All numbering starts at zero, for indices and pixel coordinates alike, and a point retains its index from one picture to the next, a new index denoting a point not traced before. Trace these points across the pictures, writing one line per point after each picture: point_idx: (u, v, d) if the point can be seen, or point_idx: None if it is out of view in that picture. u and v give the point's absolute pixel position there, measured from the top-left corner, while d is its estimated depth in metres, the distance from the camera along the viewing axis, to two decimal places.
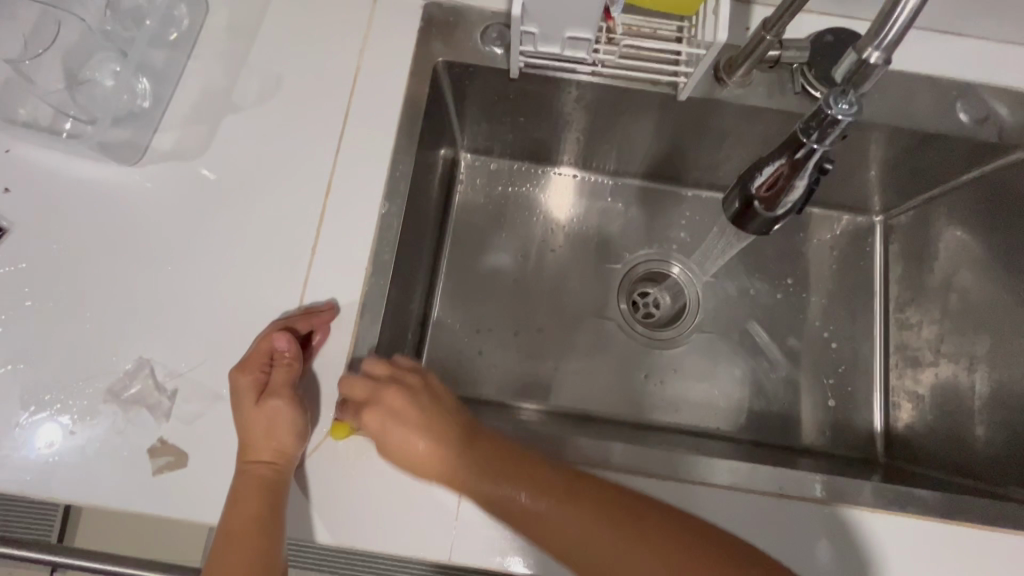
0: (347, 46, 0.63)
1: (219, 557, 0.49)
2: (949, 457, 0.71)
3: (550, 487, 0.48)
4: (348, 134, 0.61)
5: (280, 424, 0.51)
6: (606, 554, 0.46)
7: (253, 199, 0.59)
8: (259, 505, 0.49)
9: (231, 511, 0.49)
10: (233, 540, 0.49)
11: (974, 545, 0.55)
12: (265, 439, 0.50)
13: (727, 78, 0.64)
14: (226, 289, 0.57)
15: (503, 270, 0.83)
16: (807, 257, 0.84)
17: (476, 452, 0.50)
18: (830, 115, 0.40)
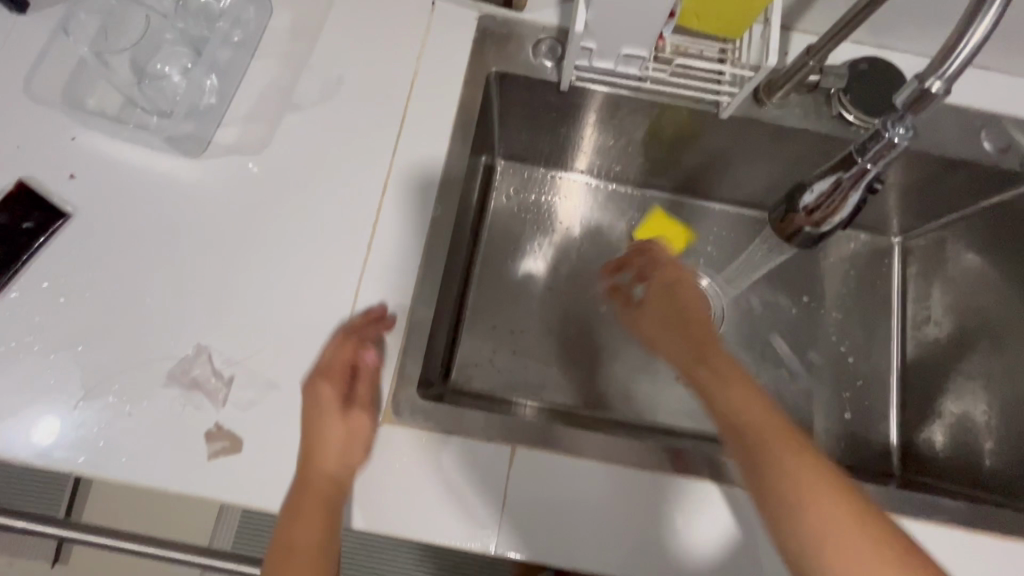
0: (405, 52, 0.66)
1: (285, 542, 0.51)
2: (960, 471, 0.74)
3: (755, 446, 0.54)
4: (405, 136, 0.63)
5: (359, 438, 0.54)
6: (820, 520, 0.49)
7: (311, 196, 0.61)
8: (323, 528, 0.51)
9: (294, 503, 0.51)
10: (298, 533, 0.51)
11: (993, 554, 0.57)
12: (342, 454, 0.53)
13: (766, 100, 0.67)
14: (283, 281, 0.58)
15: (535, 274, 0.85)
16: (828, 274, 0.87)
17: (739, 391, 0.59)
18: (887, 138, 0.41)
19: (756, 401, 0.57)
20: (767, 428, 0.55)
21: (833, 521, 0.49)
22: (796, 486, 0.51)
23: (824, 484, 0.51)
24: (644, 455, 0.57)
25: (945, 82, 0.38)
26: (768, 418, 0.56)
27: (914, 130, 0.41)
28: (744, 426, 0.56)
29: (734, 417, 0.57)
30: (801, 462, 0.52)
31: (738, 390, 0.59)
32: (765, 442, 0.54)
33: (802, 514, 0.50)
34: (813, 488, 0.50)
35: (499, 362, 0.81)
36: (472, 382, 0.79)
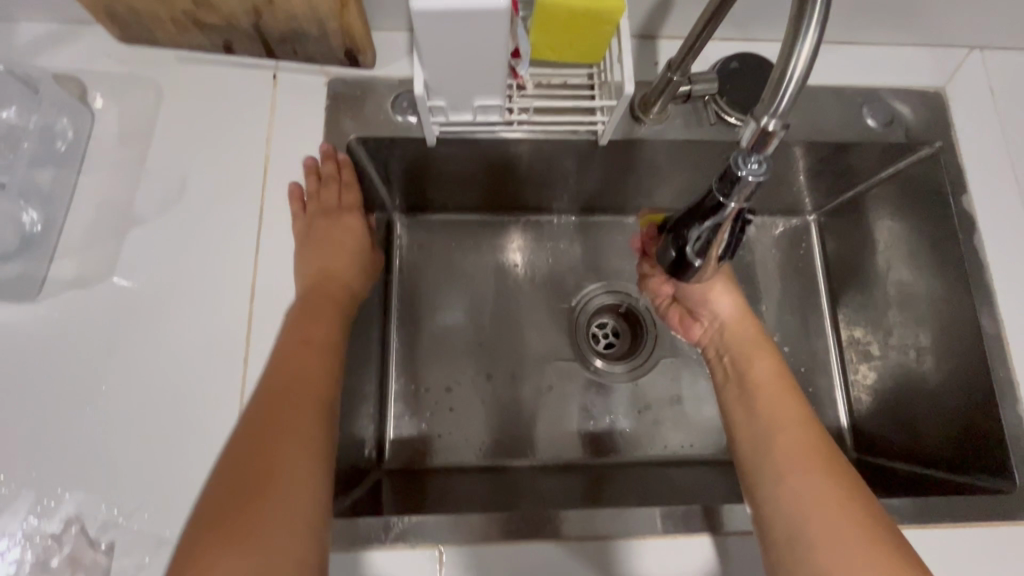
0: (252, 135, 0.60)
1: (298, 386, 0.48)
2: (913, 454, 0.71)
3: (824, 454, 0.51)
4: (266, 230, 0.58)
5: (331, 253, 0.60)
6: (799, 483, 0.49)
7: (170, 317, 0.55)
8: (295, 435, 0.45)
9: (301, 331, 0.53)
10: (306, 317, 0.54)
11: (951, 544, 0.56)
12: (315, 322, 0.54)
13: (645, 117, 0.64)
14: (155, 418, 0.53)
15: (456, 326, 0.81)
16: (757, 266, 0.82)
17: (781, 402, 0.55)
18: (738, 177, 0.38)
19: (791, 402, 0.55)
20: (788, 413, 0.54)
21: (836, 542, 0.45)
22: (805, 479, 0.49)
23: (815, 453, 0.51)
24: (611, 521, 0.54)
25: (779, 118, 0.35)
26: (817, 459, 0.50)
27: (768, 164, 0.38)
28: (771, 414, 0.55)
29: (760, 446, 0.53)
30: (800, 419, 0.54)
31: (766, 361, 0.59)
32: (775, 427, 0.54)
33: (820, 517, 0.46)
34: (788, 458, 0.51)
35: (433, 431, 0.76)
36: (409, 459, 0.74)
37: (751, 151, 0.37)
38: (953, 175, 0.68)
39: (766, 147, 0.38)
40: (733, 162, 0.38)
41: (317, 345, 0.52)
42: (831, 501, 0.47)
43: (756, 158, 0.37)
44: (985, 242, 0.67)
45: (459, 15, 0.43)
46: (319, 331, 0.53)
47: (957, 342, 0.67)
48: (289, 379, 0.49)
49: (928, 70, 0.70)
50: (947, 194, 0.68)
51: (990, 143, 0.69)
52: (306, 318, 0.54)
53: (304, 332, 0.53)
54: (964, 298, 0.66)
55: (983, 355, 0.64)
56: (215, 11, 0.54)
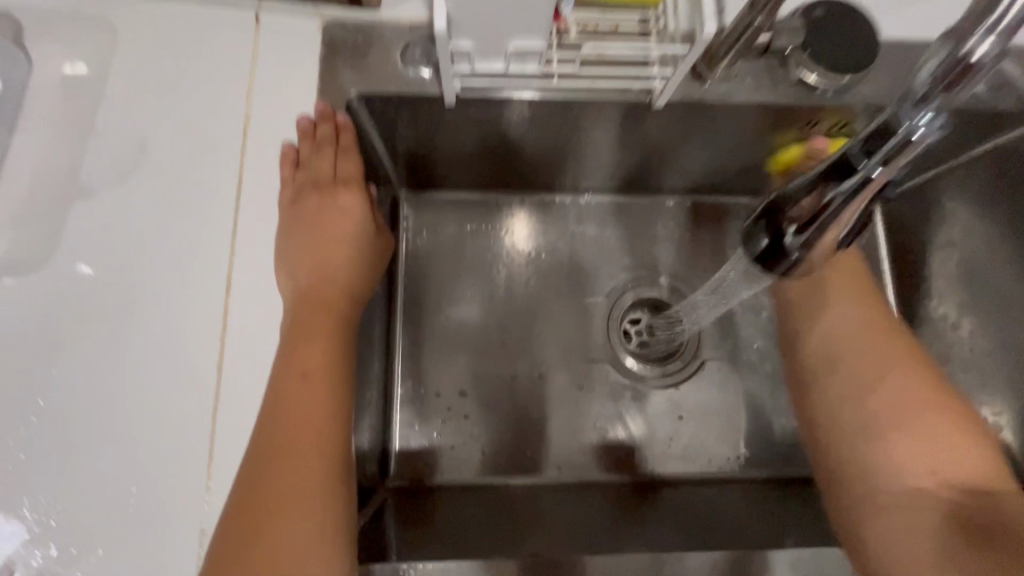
0: (228, 89, 0.49)
1: (300, 436, 0.41)
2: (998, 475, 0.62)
3: (952, 435, 0.47)
4: (246, 206, 0.47)
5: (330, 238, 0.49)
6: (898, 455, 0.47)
7: (126, 313, 0.44)
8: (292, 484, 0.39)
9: (295, 356, 0.43)
10: (301, 339, 0.44)
11: None
12: (308, 338, 0.44)
13: (708, 74, 0.52)
14: (107, 440, 0.42)
15: (471, 322, 0.70)
16: None
17: (896, 382, 0.50)
18: (907, 121, 0.33)
19: (914, 372, 0.50)
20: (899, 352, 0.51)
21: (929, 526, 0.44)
22: (931, 452, 0.46)
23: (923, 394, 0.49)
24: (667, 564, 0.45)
25: (992, 43, 0.32)
26: (948, 442, 0.46)
27: (947, 126, 0.33)
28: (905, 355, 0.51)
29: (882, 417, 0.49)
30: (928, 398, 0.48)
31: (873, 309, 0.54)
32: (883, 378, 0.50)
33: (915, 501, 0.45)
34: (900, 411, 0.48)
35: (445, 441, 0.66)
36: (417, 472, 0.65)
37: (936, 88, 0.33)
38: None
39: (952, 90, 0.33)
40: (901, 104, 0.34)
41: (314, 377, 0.43)
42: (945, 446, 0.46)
43: (937, 94, 0.33)
44: None
45: None
46: (318, 355, 0.43)
47: None
48: (287, 428, 0.41)
49: None
50: None
51: None
52: (299, 338, 0.44)
53: (298, 359, 0.43)
54: None
55: None
56: None
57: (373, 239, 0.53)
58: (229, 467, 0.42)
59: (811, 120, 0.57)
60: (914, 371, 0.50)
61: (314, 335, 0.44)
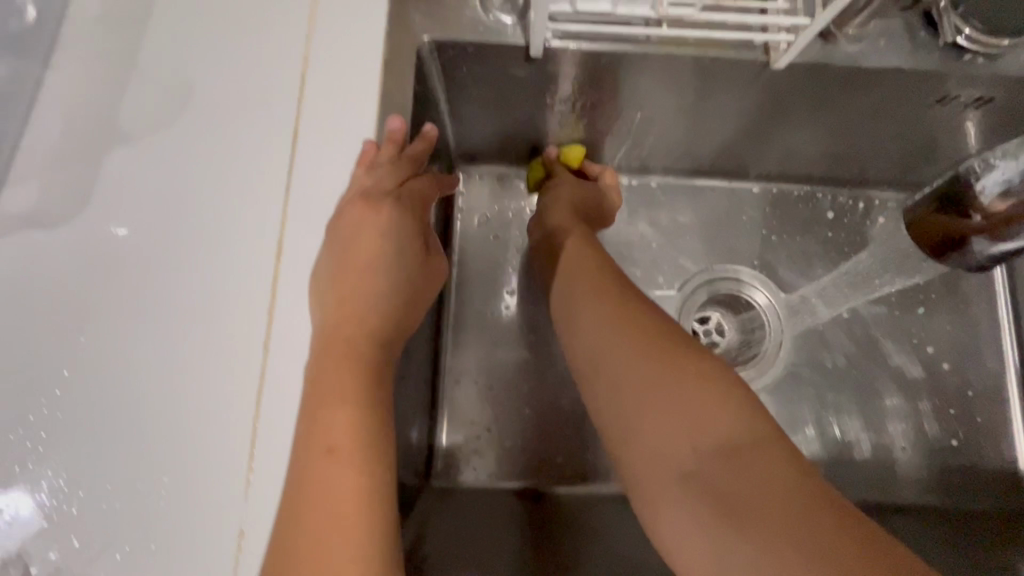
0: (286, 27, 0.43)
1: (318, 513, 0.33)
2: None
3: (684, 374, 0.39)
4: (300, 160, 0.41)
5: (364, 254, 0.41)
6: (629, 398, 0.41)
7: (164, 278, 0.39)
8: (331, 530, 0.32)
9: (323, 427, 0.35)
10: (328, 384, 0.36)
11: None
12: (337, 394, 0.36)
13: (838, 32, 0.45)
14: (136, 419, 0.37)
15: (528, 311, 0.63)
16: (905, 264, 0.66)
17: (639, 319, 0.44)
18: None
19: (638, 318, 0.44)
20: (639, 347, 0.41)
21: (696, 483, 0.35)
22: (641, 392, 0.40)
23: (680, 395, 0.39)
24: None
25: None
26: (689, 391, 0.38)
27: None
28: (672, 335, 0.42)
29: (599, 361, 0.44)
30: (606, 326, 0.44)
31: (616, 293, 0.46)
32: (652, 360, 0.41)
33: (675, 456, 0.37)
34: (641, 409, 0.39)
35: (495, 439, 0.60)
36: (467, 473, 0.59)
37: None
38: None
39: None
40: None
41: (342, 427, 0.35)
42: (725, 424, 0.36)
43: None
44: None
45: None
46: (352, 428, 0.35)
47: None
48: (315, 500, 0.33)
49: None
50: None
51: None
52: (321, 399, 0.36)
53: (319, 430, 0.35)
54: None
55: None
56: None
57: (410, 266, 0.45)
58: (271, 463, 0.36)
59: (946, 92, 0.49)
60: (638, 319, 0.44)
61: (337, 397, 0.36)
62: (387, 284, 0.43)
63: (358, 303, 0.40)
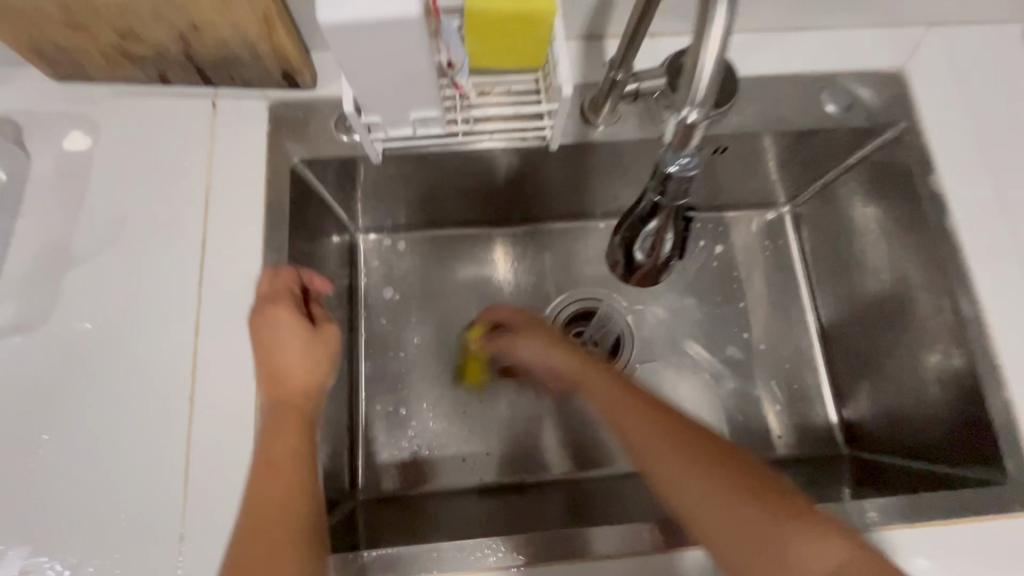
0: (192, 166, 0.59)
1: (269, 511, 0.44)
2: (923, 452, 0.65)
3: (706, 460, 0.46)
4: (211, 261, 0.56)
5: (279, 331, 0.52)
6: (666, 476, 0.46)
7: (115, 360, 0.53)
8: (286, 512, 0.44)
9: (262, 448, 0.47)
10: (276, 425, 0.48)
11: (1002, 537, 0.53)
12: (283, 433, 0.48)
13: (594, 118, 0.62)
14: (100, 464, 0.51)
15: (421, 343, 0.76)
16: (741, 264, 0.80)
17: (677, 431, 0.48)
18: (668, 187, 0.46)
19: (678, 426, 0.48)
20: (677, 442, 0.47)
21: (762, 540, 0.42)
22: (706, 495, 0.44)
23: (717, 487, 0.45)
24: (542, 546, 0.52)
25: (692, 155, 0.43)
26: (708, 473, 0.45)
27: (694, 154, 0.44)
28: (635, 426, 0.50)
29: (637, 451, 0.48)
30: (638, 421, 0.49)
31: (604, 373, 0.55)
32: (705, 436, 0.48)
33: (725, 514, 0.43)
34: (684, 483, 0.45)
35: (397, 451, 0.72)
36: (390, 487, 0.70)
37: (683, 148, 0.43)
38: (919, 155, 0.64)
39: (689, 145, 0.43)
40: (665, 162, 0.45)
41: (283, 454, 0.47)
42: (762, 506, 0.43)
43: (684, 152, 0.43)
44: (960, 222, 0.62)
45: (369, 28, 0.39)
46: (286, 448, 0.47)
47: (924, 333, 0.63)
48: (262, 509, 0.44)
49: (889, 47, 0.67)
50: (920, 174, 0.63)
51: (962, 115, 0.65)
52: (275, 432, 0.48)
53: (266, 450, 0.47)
54: (953, 281, 0.60)
55: (965, 342, 0.59)
56: (142, 42, 0.54)
57: (327, 340, 0.54)
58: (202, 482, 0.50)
59: (695, 147, 0.66)
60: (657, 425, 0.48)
61: (280, 428, 0.48)
62: (316, 350, 0.53)
63: (281, 366, 0.51)
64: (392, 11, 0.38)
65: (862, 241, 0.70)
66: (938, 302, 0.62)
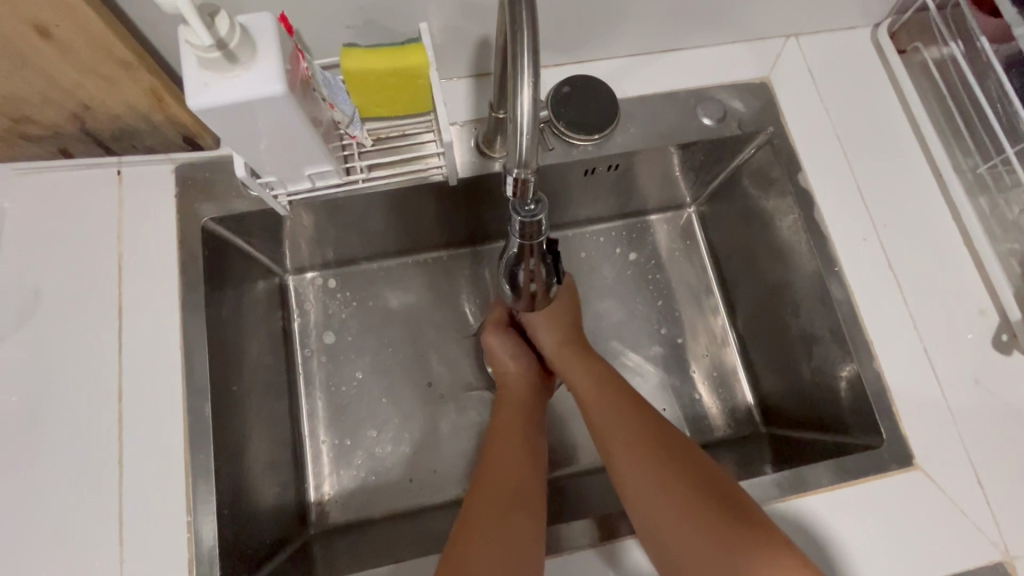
0: (102, 235, 0.61)
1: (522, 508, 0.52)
2: (827, 423, 0.70)
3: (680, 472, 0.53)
4: (129, 327, 0.58)
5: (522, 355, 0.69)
6: (645, 497, 0.52)
7: (40, 433, 0.54)
8: (506, 518, 0.51)
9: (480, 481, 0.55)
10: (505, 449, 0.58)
11: (881, 492, 0.59)
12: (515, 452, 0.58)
13: (490, 151, 0.66)
14: (32, 540, 0.52)
15: (360, 375, 0.79)
16: (656, 264, 0.85)
17: (655, 449, 0.55)
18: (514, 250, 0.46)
19: (651, 448, 0.55)
20: (662, 461, 0.54)
21: (694, 549, 0.48)
22: (670, 512, 0.50)
23: (698, 507, 0.50)
24: None
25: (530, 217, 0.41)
26: (680, 483, 0.52)
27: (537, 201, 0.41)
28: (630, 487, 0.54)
29: (626, 475, 0.55)
30: (631, 447, 0.56)
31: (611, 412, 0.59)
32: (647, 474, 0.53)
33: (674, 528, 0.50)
34: (663, 497, 0.51)
35: (345, 481, 0.74)
36: (341, 517, 0.73)
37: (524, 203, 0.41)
38: (789, 157, 0.70)
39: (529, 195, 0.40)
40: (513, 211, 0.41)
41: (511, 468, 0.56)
42: (687, 520, 0.50)
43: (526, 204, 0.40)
44: (826, 215, 0.68)
45: (238, 105, 0.42)
46: (503, 470, 0.56)
47: (810, 317, 0.70)
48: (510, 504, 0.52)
49: (754, 60, 0.73)
50: (791, 174, 0.70)
51: (822, 117, 0.72)
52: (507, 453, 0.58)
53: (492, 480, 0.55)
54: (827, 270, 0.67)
55: (838, 323, 0.66)
56: (35, 124, 0.55)
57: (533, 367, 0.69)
58: (137, 543, 0.52)
59: (589, 167, 0.71)
60: (657, 444, 0.55)
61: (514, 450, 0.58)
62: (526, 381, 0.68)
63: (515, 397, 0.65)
64: (255, 92, 0.41)
65: (754, 237, 0.76)
66: (818, 289, 0.68)
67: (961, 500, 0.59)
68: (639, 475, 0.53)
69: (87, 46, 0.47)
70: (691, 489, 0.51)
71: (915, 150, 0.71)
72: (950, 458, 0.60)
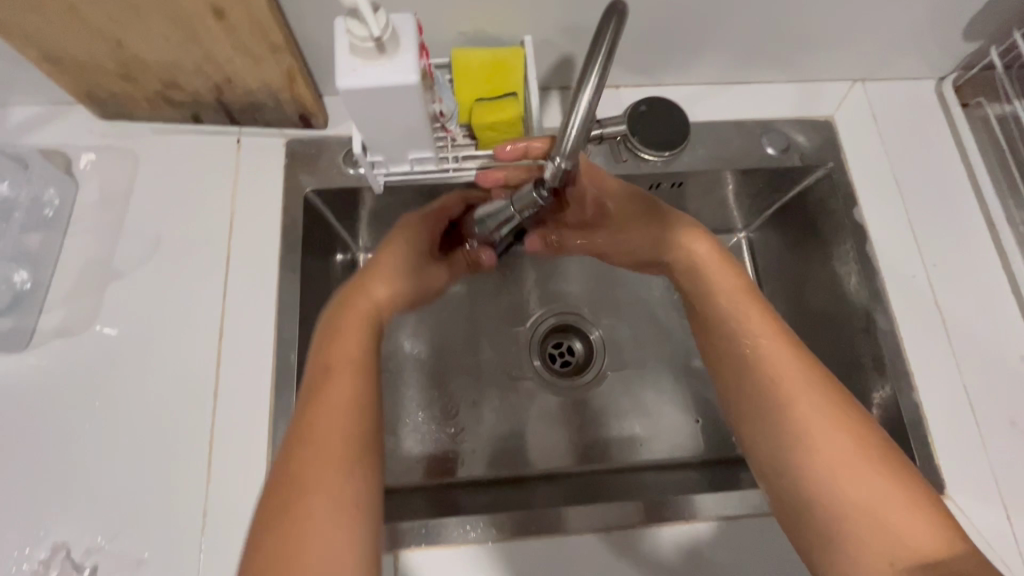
0: (218, 194, 0.68)
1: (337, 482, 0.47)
2: None
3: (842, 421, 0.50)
4: (234, 276, 0.65)
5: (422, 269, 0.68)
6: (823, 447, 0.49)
7: (150, 358, 0.62)
8: (335, 483, 0.47)
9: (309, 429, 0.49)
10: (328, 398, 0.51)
11: None
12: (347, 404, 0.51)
13: None
14: (135, 450, 0.58)
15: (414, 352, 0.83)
16: None
17: (823, 391, 0.52)
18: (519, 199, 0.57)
19: (818, 383, 0.52)
20: (823, 401, 0.51)
21: (866, 492, 0.47)
22: (843, 455, 0.49)
23: (847, 443, 0.49)
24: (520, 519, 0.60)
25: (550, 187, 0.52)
26: (840, 429, 0.50)
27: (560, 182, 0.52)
28: (760, 369, 0.55)
29: (784, 413, 0.52)
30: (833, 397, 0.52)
31: (751, 306, 0.59)
32: (781, 380, 0.53)
33: (816, 460, 0.49)
34: (829, 431, 0.50)
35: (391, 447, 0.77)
36: None
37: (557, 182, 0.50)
38: (845, 191, 0.74)
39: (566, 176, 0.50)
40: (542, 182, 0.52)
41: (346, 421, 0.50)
42: (846, 458, 0.49)
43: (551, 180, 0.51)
44: (877, 249, 0.72)
45: (379, 92, 0.49)
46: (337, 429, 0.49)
47: (853, 345, 0.72)
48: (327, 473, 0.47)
49: (821, 99, 0.78)
50: (846, 207, 0.74)
51: (881, 158, 0.76)
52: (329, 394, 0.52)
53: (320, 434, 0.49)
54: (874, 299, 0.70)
55: (882, 352, 0.68)
56: (182, 90, 0.64)
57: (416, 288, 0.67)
58: (223, 466, 0.59)
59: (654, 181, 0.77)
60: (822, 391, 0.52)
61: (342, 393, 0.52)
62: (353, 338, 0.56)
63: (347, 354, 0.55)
64: (394, 79, 0.48)
65: (803, 263, 0.79)
66: (863, 317, 0.71)
67: (987, 532, 0.61)
68: (800, 400, 0.52)
69: (248, 28, 0.55)
70: (849, 434, 0.49)
71: (969, 197, 0.74)
72: (981, 491, 0.63)
